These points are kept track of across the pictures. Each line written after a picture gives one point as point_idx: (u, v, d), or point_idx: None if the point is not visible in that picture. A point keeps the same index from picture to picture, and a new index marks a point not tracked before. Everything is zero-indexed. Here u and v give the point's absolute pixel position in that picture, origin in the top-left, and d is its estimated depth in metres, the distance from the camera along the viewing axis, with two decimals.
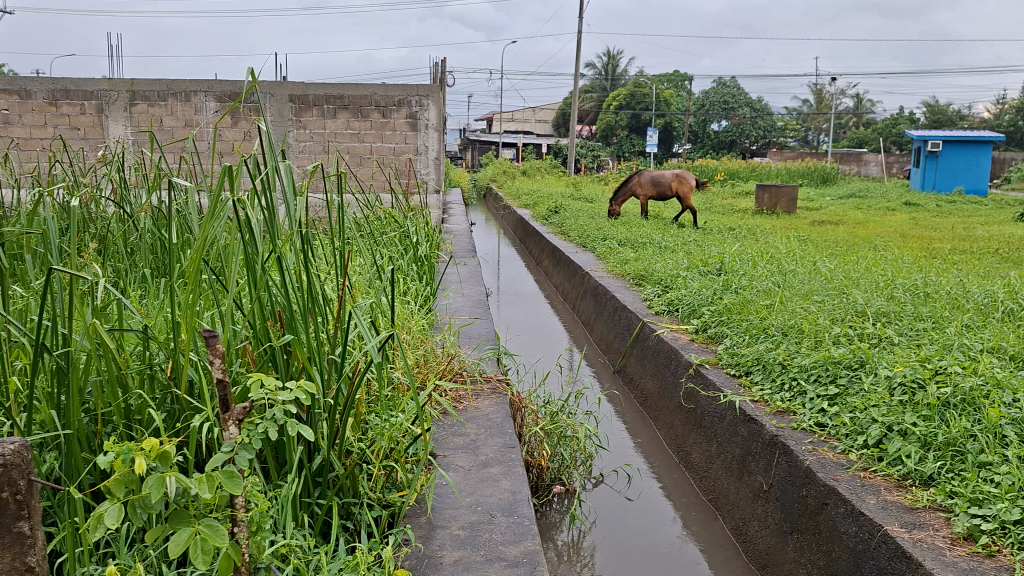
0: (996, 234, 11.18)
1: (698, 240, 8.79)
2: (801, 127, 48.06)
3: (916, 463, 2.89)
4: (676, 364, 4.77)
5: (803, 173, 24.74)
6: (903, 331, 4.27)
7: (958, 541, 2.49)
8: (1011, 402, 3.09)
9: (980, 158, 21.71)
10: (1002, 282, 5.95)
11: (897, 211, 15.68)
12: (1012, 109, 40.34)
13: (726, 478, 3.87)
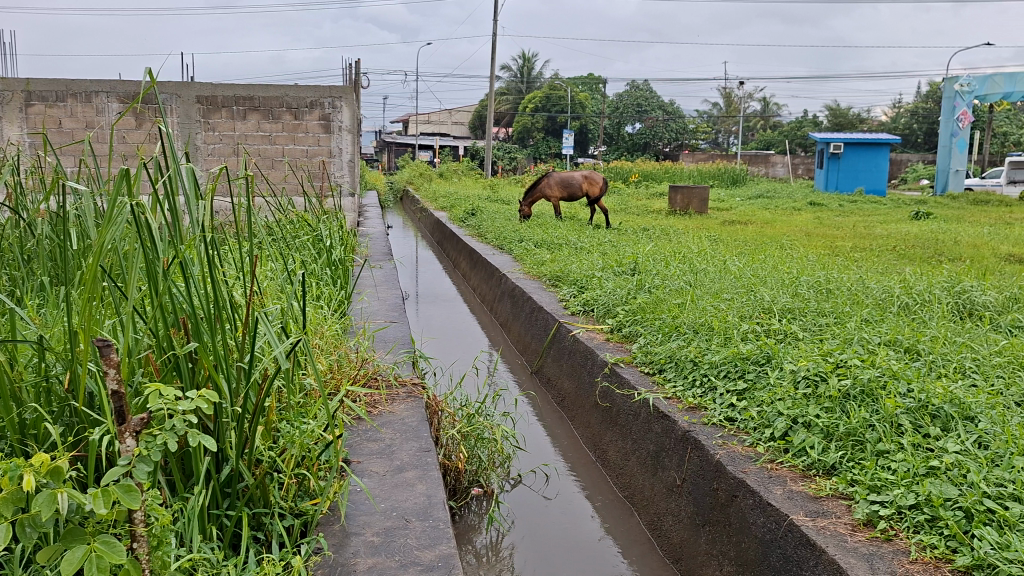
0: (894, 231, 11.69)
1: (612, 241, 8.92)
2: (711, 130, 49.31)
3: (819, 454, 3.00)
4: (592, 364, 4.83)
5: (714, 173, 25.41)
6: (807, 327, 4.42)
7: (858, 527, 2.59)
8: (905, 392, 3.25)
9: (879, 159, 22.67)
10: (899, 277, 6.23)
11: (803, 211, 16.22)
12: (908, 112, 42.29)
13: (641, 475, 3.93)
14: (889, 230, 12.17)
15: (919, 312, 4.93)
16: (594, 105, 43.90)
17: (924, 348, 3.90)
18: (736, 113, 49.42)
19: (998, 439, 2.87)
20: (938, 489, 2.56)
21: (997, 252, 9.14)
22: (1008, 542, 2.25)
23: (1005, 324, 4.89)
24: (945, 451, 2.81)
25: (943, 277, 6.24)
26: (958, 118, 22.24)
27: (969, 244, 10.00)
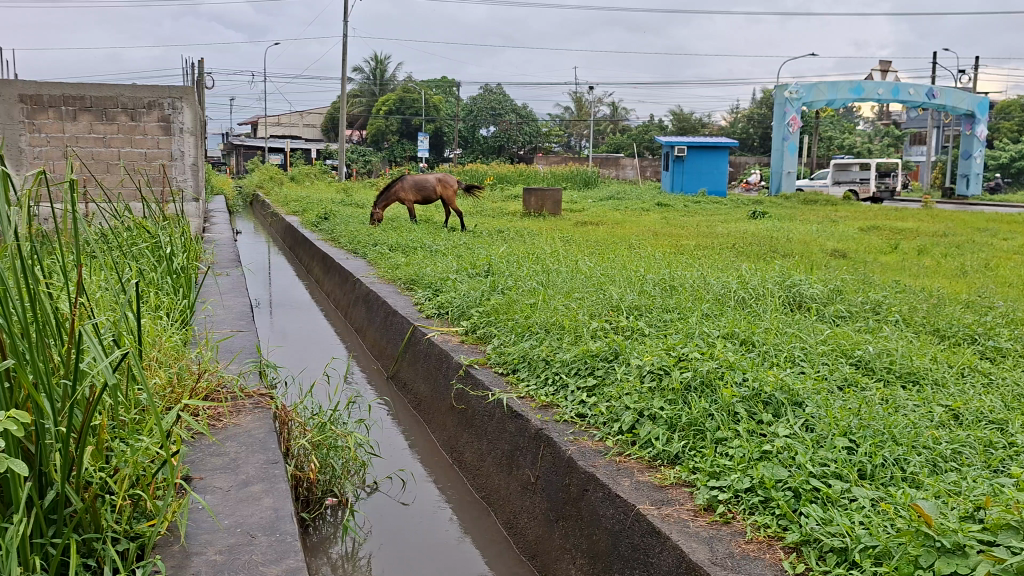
0: (734, 230, 12.33)
1: (468, 243, 8.97)
2: (563, 132, 50.47)
3: (664, 445, 3.13)
4: (447, 367, 4.83)
5: (567, 175, 26.05)
6: (652, 322, 4.60)
7: (700, 512, 2.71)
8: (741, 381, 3.44)
9: (720, 162, 23.87)
10: (737, 273, 6.58)
11: (650, 212, 16.88)
12: (744, 118, 44.76)
13: (496, 474, 3.97)
14: (729, 228, 12.85)
15: (755, 305, 5.24)
16: (449, 108, 44.00)
17: (759, 339, 4.14)
18: (587, 117, 50.77)
19: (822, 422, 3.10)
20: (770, 471, 2.72)
21: (823, 248, 9.84)
22: (831, 518, 2.43)
23: (829, 315, 5.28)
24: (776, 436, 3.00)
25: (775, 272, 6.66)
26: (789, 123, 23.51)
27: (799, 241, 10.70)
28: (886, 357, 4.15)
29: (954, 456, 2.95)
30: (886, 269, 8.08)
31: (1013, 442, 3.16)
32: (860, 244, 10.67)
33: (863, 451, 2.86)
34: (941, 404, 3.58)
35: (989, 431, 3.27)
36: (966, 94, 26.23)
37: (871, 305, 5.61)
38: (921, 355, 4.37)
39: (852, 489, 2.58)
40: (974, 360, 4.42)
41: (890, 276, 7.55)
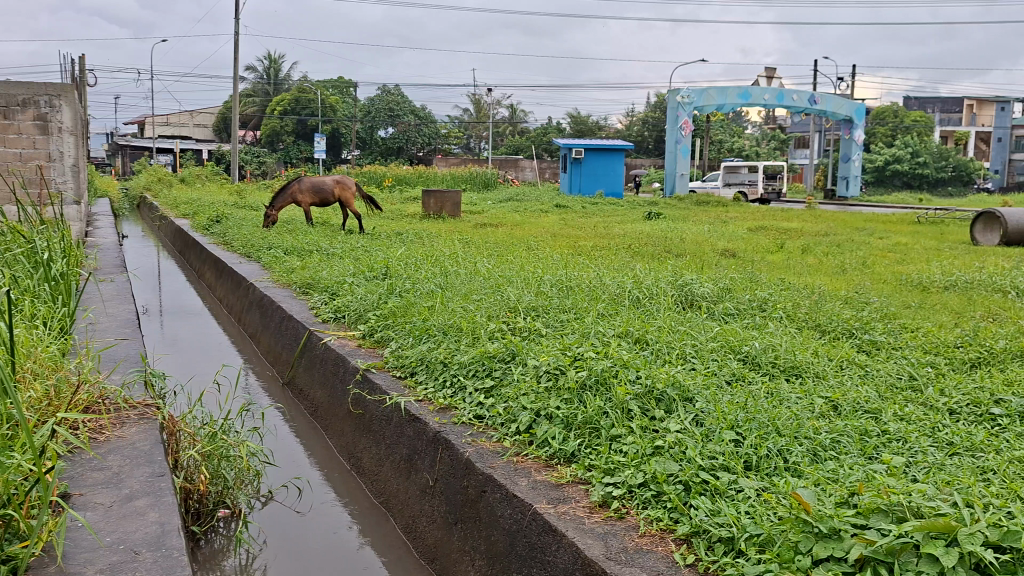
0: (629, 231, 12.60)
1: (365, 246, 8.86)
2: (463, 134, 50.54)
3: (560, 443, 3.17)
4: (343, 371, 4.76)
5: (466, 177, 26.09)
6: (549, 323, 4.65)
7: (595, 508, 2.76)
8: (634, 379, 3.52)
9: (616, 163, 24.39)
10: (632, 273, 6.72)
11: (549, 214, 17.06)
12: (639, 121, 45.85)
13: (395, 479, 3.94)
14: (624, 229, 13.11)
15: (649, 304, 5.36)
16: (346, 109, 43.41)
17: (652, 338, 4.25)
18: (486, 119, 50.94)
19: (711, 416, 3.21)
20: (662, 467, 2.80)
21: (714, 248, 10.16)
22: (718, 508, 2.52)
23: (719, 313, 5.46)
24: (668, 431, 3.08)
25: (668, 272, 6.83)
26: (681, 127, 24.18)
27: (692, 241, 11.03)
28: (772, 352, 4.32)
29: (834, 445, 3.11)
30: (772, 268, 8.42)
31: (885, 430, 3.35)
32: (749, 244, 11.06)
33: (749, 443, 2.97)
34: (822, 396, 3.76)
35: (865, 420, 3.46)
36: (844, 101, 27.63)
37: (757, 302, 5.83)
38: (803, 349, 4.58)
39: (738, 481, 2.68)
40: (852, 354, 4.66)
41: (777, 275, 7.86)
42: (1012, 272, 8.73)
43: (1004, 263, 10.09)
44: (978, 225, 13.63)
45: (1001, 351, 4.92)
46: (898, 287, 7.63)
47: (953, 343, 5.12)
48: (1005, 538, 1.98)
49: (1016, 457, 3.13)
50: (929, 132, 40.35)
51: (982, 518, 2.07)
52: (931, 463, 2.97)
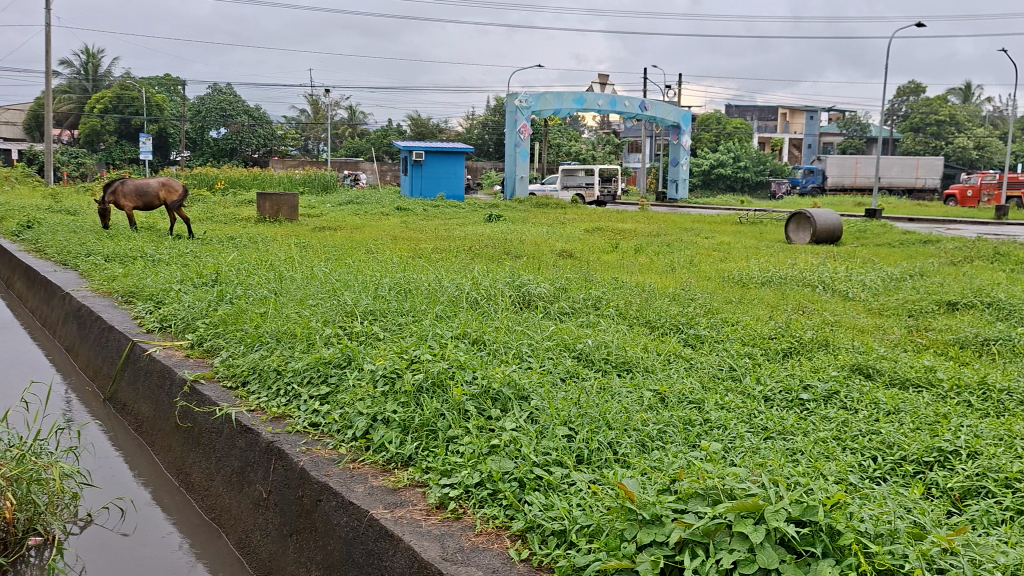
0: (470, 233, 12.75)
1: (194, 252, 8.47)
2: (300, 135, 49.29)
3: (397, 447, 3.15)
4: (170, 383, 4.51)
5: (303, 180, 25.45)
6: (387, 326, 4.62)
7: (432, 510, 2.74)
8: (471, 379, 3.55)
9: (456, 166, 24.54)
10: (471, 275, 6.77)
11: (390, 216, 16.95)
12: (478, 124, 46.31)
13: (227, 493, 3.78)
14: (466, 231, 13.21)
15: (486, 306, 5.42)
16: (175, 108, 41.31)
17: (489, 338, 4.30)
18: (324, 120, 49.89)
19: (544, 413, 3.29)
20: (497, 465, 2.85)
21: (552, 248, 10.42)
22: (551, 503, 2.59)
23: (554, 312, 5.60)
24: (503, 429, 3.14)
25: (506, 273, 6.95)
26: (520, 130, 24.58)
27: (530, 242, 11.27)
28: (604, 349, 4.48)
29: (660, 435, 3.26)
30: (606, 268, 8.74)
31: (708, 419, 3.55)
32: (585, 245, 11.43)
33: (580, 438, 3.07)
34: (651, 389, 3.93)
35: (690, 410, 3.65)
36: (672, 108, 29.08)
37: (591, 300, 6.04)
38: (634, 345, 4.78)
39: (570, 475, 2.77)
40: (678, 347, 4.91)
41: (610, 273, 8.17)
42: (820, 268, 9.48)
43: (813, 259, 10.96)
44: (791, 225, 14.71)
45: (809, 341, 5.34)
46: (721, 284, 8.10)
47: (767, 334, 5.51)
48: (805, 513, 2.15)
49: (821, 438, 3.40)
50: (748, 138, 43.10)
51: (786, 495, 2.23)
52: (748, 447, 3.18)
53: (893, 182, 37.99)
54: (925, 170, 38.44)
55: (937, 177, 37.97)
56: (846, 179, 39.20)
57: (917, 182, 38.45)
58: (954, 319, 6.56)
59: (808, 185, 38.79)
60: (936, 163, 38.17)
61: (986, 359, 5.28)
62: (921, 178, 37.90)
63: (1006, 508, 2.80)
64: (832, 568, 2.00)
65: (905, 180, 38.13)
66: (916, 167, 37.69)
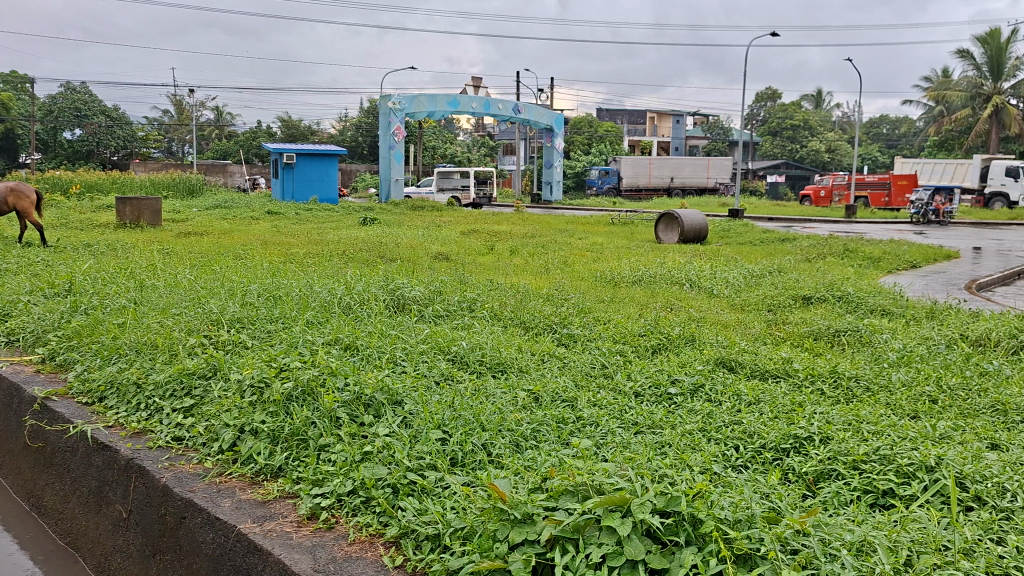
0: (343, 237, 12.52)
1: (44, 260, 7.95)
2: (162, 138, 47.15)
3: (266, 459, 3.06)
4: (17, 402, 4.19)
5: (168, 183, 24.37)
6: (256, 334, 4.49)
7: (303, 522, 2.68)
8: (342, 386, 3.49)
9: (330, 168, 24.04)
10: (342, 280, 6.64)
11: (260, 221, 16.44)
12: (352, 126, 45.57)
13: (84, 515, 3.58)
14: (340, 235, 12.96)
15: (359, 311, 5.35)
16: (23, 108, 38.71)
17: (362, 343, 4.24)
18: (189, 122, 47.80)
19: (418, 417, 3.27)
20: (371, 472, 2.82)
21: (428, 252, 10.35)
22: (425, 508, 2.58)
23: (429, 314, 5.58)
24: (376, 435, 3.11)
25: (379, 277, 6.85)
26: (394, 132, 24.31)
27: (405, 245, 11.14)
28: (478, 350, 4.49)
29: (534, 434, 3.30)
30: (481, 270, 8.76)
31: (580, 417, 3.61)
32: (460, 247, 11.44)
33: (454, 440, 3.08)
34: (525, 389, 3.97)
35: (562, 409, 3.71)
36: (545, 110, 29.44)
37: (465, 302, 6.05)
38: (508, 346, 4.81)
39: (444, 478, 2.78)
40: (552, 347, 4.98)
41: (484, 276, 8.17)
42: (686, 267, 9.80)
43: (680, 257, 11.32)
44: (661, 225, 15.18)
45: (677, 337, 5.53)
46: (593, 284, 8.26)
47: (637, 331, 5.67)
48: (669, 503, 2.23)
49: (687, 431, 3.53)
50: (619, 141, 44.24)
51: (651, 488, 2.30)
52: (618, 442, 3.26)
53: (686, 182, 38.61)
54: (716, 169, 39.64)
55: (726, 176, 39.10)
56: (640, 179, 38.27)
57: (709, 181, 39.57)
58: (809, 313, 6.93)
59: (603, 185, 38.44)
60: (726, 164, 39.20)
61: (837, 349, 5.61)
62: (712, 177, 38.98)
63: (855, 488, 2.98)
64: (694, 555, 2.08)
65: (697, 179, 38.89)
66: (707, 166, 38.74)
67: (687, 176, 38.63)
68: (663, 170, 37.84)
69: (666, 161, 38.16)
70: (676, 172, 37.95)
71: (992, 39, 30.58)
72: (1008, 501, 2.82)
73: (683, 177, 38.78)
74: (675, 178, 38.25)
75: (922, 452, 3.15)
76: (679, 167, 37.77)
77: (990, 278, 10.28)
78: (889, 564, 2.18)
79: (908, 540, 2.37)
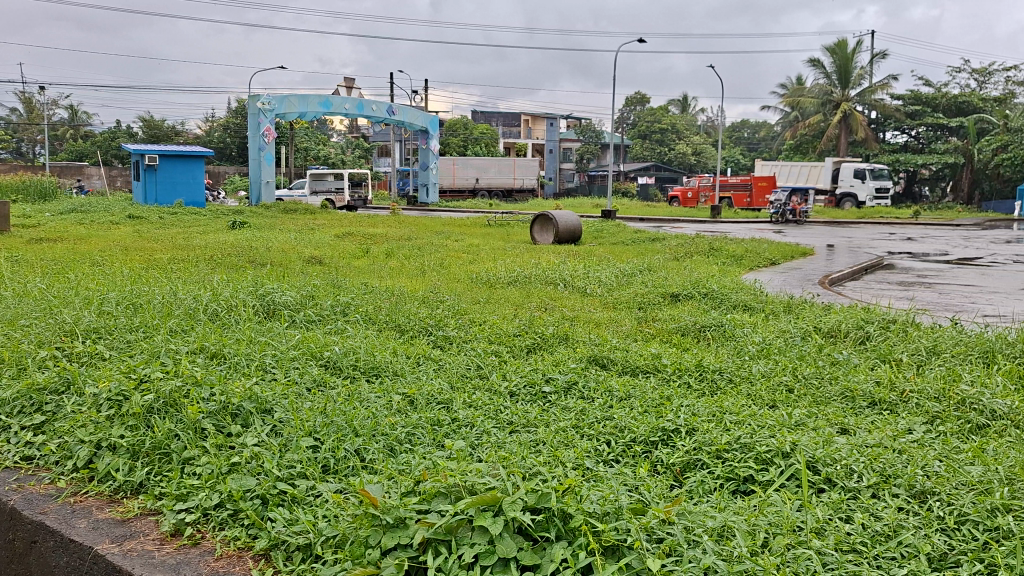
0: (211, 241, 12.09)
1: None
2: (10, 138, 44.10)
3: (126, 475, 2.92)
4: None
5: (17, 187, 22.82)
6: (114, 345, 4.26)
7: (166, 539, 2.57)
8: (208, 396, 3.35)
9: (195, 170, 23.10)
10: (209, 286, 6.41)
11: (120, 225, 15.62)
12: (218, 127, 43.96)
13: None
14: (209, 239, 12.51)
15: (227, 317, 5.18)
16: None
17: (229, 351, 4.11)
18: (40, 121, 44.88)
19: (288, 425, 3.20)
20: (238, 484, 2.73)
21: (301, 256, 10.13)
22: (295, 518, 2.53)
23: (301, 319, 5.46)
24: (245, 446, 3.01)
25: (248, 282, 6.65)
26: (264, 133, 23.62)
27: (278, 250, 10.87)
28: (352, 355, 4.44)
29: (408, 438, 3.29)
30: (357, 273, 8.65)
31: (455, 418, 3.62)
32: (336, 250, 11.28)
33: (326, 447, 3.03)
34: (400, 392, 3.94)
35: (437, 411, 3.70)
36: (420, 113, 29.31)
37: (339, 307, 5.95)
38: (382, 349, 4.77)
39: (316, 486, 2.73)
40: (427, 349, 4.97)
41: (359, 279, 8.08)
42: (560, 267, 9.99)
43: (555, 258, 11.52)
44: (536, 225, 15.39)
45: (550, 336, 5.63)
46: (469, 285, 8.33)
47: (512, 332, 5.73)
48: (541, 500, 2.26)
49: (560, 428, 3.59)
50: (494, 143, 44.57)
51: (522, 486, 2.33)
52: (493, 442, 3.29)
53: (490, 183, 39.11)
54: (520, 171, 40.52)
55: (532, 176, 39.94)
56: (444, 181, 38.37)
57: (515, 182, 40.27)
58: (677, 310, 7.22)
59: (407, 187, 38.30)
60: (531, 164, 40.09)
61: (702, 344, 5.87)
62: (518, 177, 39.73)
63: (718, 476, 3.12)
64: (564, 550, 2.13)
65: (501, 180, 39.47)
66: (512, 167, 39.46)
67: (491, 176, 39.14)
68: (466, 171, 38.27)
69: (469, 162, 38.61)
70: (480, 173, 38.39)
71: (840, 49, 32.65)
72: (855, 482, 3.01)
73: (487, 178, 39.23)
74: (479, 178, 38.72)
75: (778, 439, 3.33)
76: (482, 168, 38.33)
77: (841, 273, 10.99)
78: (747, 546, 2.30)
79: (765, 523, 2.51)
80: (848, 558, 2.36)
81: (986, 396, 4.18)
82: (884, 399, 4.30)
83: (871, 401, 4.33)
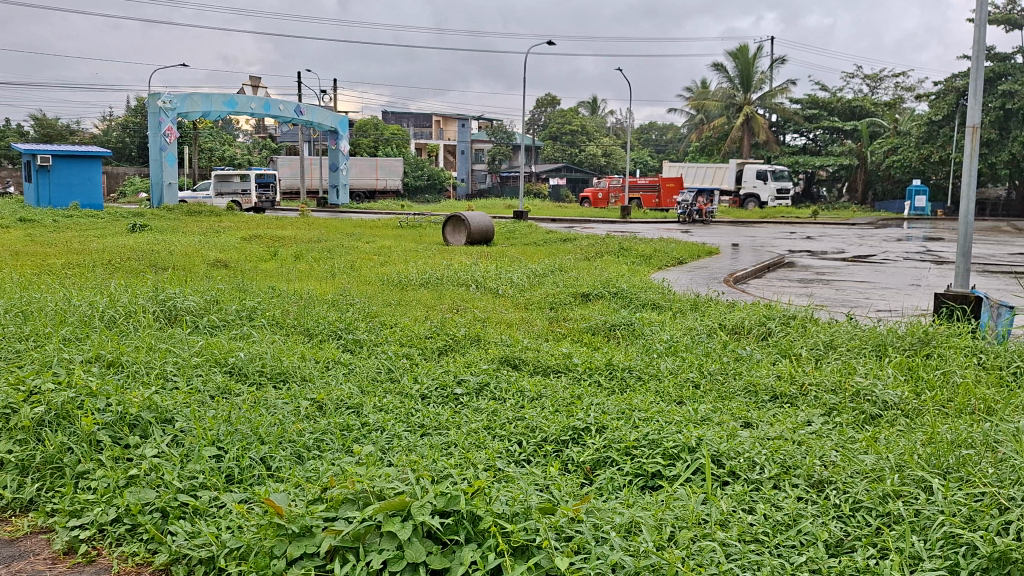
0: (108, 245, 11.59)
1: None
2: None
3: (15, 493, 2.78)
4: None
5: None
6: (2, 355, 4.05)
7: (59, 558, 2.45)
8: (103, 407, 3.23)
9: (91, 172, 22.17)
10: (106, 291, 6.14)
11: (11, 228, 14.83)
12: (116, 126, 42.27)
13: None
14: (107, 243, 12.02)
15: (125, 324, 4.98)
16: None
17: (127, 360, 3.95)
18: None
19: (190, 435, 3.10)
20: (136, 497, 2.63)
21: (205, 259, 9.84)
22: (197, 530, 2.45)
23: (204, 326, 5.30)
24: (143, 458, 2.90)
25: (147, 287, 6.41)
26: (165, 133, 22.80)
27: (180, 253, 10.52)
28: (258, 360, 4.33)
29: (316, 444, 3.22)
30: (263, 277, 8.44)
31: (366, 423, 3.57)
32: (241, 253, 10.99)
33: (230, 456, 2.95)
34: (308, 397, 3.87)
35: (347, 415, 3.65)
36: (330, 113, 28.85)
37: (245, 312, 5.79)
38: (290, 354, 4.67)
39: (219, 497, 2.65)
40: (337, 353, 4.89)
41: (266, 283, 7.89)
42: (471, 268, 9.95)
43: (466, 259, 11.50)
44: (449, 227, 15.34)
45: (462, 338, 5.61)
46: (380, 287, 8.23)
47: (424, 334, 5.69)
48: (450, 503, 2.25)
49: (472, 430, 3.58)
50: (406, 144, 44.24)
51: (431, 489, 2.31)
52: (404, 446, 3.26)
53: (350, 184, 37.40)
54: (383, 171, 38.58)
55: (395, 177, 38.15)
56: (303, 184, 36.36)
57: (377, 183, 38.44)
58: (588, 309, 7.30)
59: None
60: (395, 164, 38.29)
61: (613, 343, 5.94)
62: (380, 179, 37.94)
63: (627, 473, 3.17)
64: (473, 552, 2.12)
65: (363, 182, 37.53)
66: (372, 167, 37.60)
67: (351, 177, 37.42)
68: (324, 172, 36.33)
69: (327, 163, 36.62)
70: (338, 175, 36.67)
71: (742, 54, 33.68)
72: (757, 473, 3.11)
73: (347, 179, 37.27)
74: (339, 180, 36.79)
75: (684, 434, 3.41)
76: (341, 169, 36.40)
77: (744, 271, 11.33)
78: (653, 541, 2.34)
79: (671, 517, 2.56)
80: (750, 548, 2.43)
81: (878, 387, 4.38)
82: (785, 393, 4.46)
83: (773, 395, 4.48)
